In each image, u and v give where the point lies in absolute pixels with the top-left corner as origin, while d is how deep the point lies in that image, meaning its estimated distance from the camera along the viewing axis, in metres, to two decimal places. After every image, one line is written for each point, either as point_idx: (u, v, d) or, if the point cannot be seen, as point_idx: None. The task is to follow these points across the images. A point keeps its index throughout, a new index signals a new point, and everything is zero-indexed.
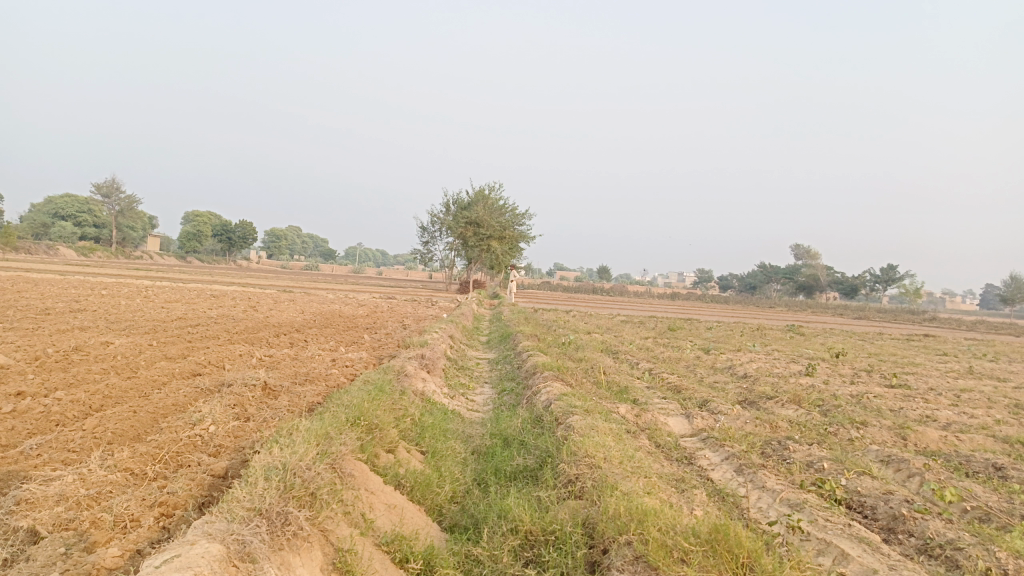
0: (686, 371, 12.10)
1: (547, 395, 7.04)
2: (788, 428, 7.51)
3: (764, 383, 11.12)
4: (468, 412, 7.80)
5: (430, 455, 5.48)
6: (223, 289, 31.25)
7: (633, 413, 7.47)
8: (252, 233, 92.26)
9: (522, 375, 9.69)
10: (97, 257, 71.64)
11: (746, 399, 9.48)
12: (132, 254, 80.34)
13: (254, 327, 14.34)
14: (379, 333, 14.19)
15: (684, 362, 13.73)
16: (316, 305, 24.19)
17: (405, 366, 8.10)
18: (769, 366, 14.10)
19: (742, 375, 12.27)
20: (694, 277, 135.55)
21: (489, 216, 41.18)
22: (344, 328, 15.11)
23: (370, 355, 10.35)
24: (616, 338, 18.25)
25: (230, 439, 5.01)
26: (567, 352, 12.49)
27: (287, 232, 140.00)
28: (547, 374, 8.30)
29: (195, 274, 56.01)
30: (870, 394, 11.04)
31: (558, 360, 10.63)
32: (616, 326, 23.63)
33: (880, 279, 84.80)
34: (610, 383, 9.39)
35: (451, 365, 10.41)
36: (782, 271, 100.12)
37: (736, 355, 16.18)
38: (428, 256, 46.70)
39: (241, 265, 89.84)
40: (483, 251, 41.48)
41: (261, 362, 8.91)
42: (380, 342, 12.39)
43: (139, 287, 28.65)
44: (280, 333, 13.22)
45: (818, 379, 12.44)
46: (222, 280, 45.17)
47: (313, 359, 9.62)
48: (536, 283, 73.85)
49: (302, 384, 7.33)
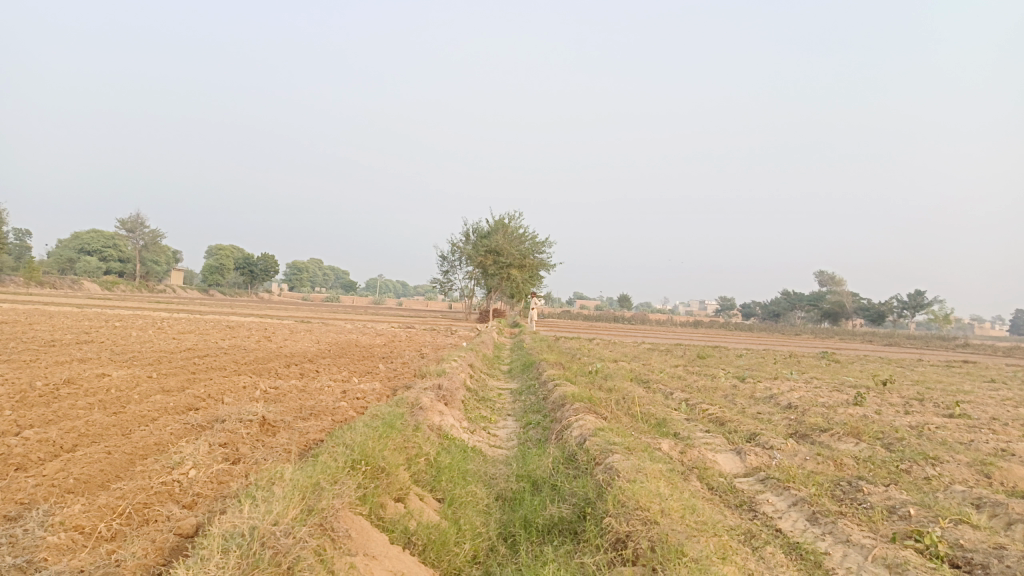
0: (725, 402, 11.19)
1: (580, 430, 6.21)
2: (855, 466, 6.60)
3: (813, 414, 10.19)
4: (490, 449, 6.98)
5: (446, 503, 4.68)
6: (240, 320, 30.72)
7: (677, 449, 6.61)
8: (273, 265, 92.62)
9: (548, 406, 8.87)
10: (120, 291, 72.07)
11: (797, 433, 8.56)
12: (155, 287, 80.81)
13: (264, 357, 13.64)
14: (395, 362, 13.44)
15: (720, 390, 12.82)
16: (333, 335, 23.50)
17: (421, 397, 7.33)
18: (812, 395, 13.14)
19: (786, 404, 11.32)
20: (716, 305, 133.93)
21: (509, 245, 40.56)
22: (359, 358, 14.39)
23: (385, 386, 9.59)
24: (644, 366, 17.35)
25: (211, 486, 4.25)
26: (595, 381, 11.65)
27: (308, 265, 140.74)
28: (579, 406, 7.47)
29: (216, 306, 55.94)
30: (930, 424, 10.05)
31: (587, 390, 9.81)
32: (642, 354, 22.71)
33: (908, 304, 82.88)
34: (646, 415, 8.53)
35: (471, 397, 9.62)
36: (806, 298, 98.36)
37: (775, 383, 15.20)
38: (448, 286, 46.11)
39: (261, 297, 89.95)
40: (503, 280, 40.78)
41: (265, 395, 8.17)
42: (396, 372, 11.64)
43: (155, 319, 28.19)
44: (291, 363, 12.51)
45: (869, 408, 11.46)
46: (241, 312, 44.81)
47: (322, 390, 8.88)
48: (556, 312, 72.96)
49: (305, 419, 6.57)
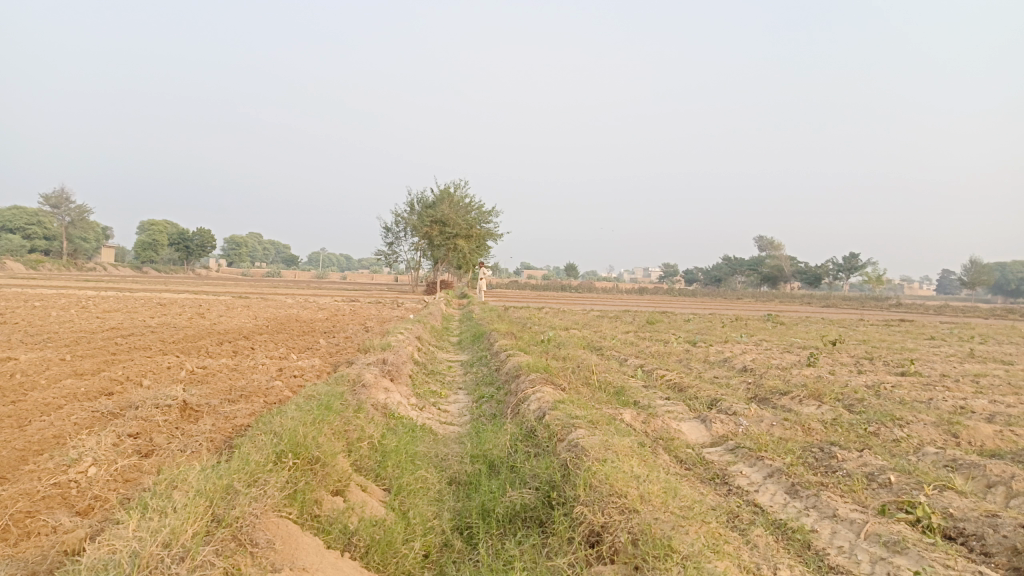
0: (681, 367, 10.93)
1: (538, 403, 5.76)
2: (823, 430, 6.31)
3: (771, 377, 9.96)
4: (441, 426, 6.47)
5: (393, 492, 4.16)
6: (174, 297, 29.32)
7: (640, 419, 6.21)
8: (211, 241, 89.54)
9: (502, 379, 8.37)
10: (46, 270, 68.61)
11: (757, 397, 8.31)
12: (85, 265, 77.21)
13: (196, 335, 12.77)
14: (338, 336, 12.75)
15: (674, 356, 12.55)
16: (273, 310, 22.53)
17: (363, 372, 6.73)
18: (765, 358, 12.99)
19: (742, 368, 11.13)
20: (660, 272, 135.84)
21: (455, 214, 39.76)
22: (300, 334, 13.64)
23: (326, 362, 8.94)
24: (595, 333, 17.03)
25: (114, 488, 3.63)
26: (548, 350, 11.21)
27: (248, 240, 136.89)
28: (535, 377, 6.99)
29: (150, 283, 53.72)
30: (886, 383, 9.95)
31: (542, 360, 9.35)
32: (593, 321, 22.47)
33: (844, 267, 85.29)
34: (604, 384, 8.12)
35: (420, 371, 9.06)
36: (747, 263, 100.32)
37: (727, 346, 15.05)
38: (393, 258, 45.12)
39: (199, 274, 86.90)
40: (449, 250, 40.02)
41: (191, 377, 7.45)
42: (339, 347, 10.97)
43: (82, 298, 26.62)
44: (225, 341, 11.71)
45: (823, 369, 11.35)
46: (177, 289, 42.98)
47: (256, 369, 8.19)
48: (504, 282, 72.60)
49: (234, 402, 5.93)
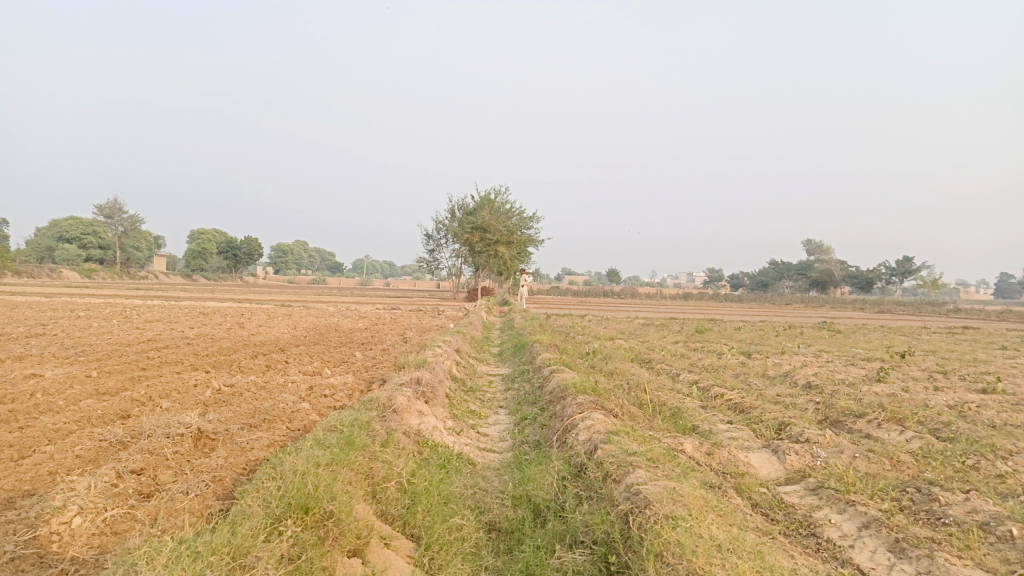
0: (738, 383, 10.14)
1: (589, 433, 5.12)
2: (914, 463, 5.52)
3: (840, 395, 9.11)
4: (480, 455, 5.88)
5: (423, 546, 3.57)
6: (218, 306, 29.40)
7: (703, 450, 5.51)
8: (257, 249, 90.93)
9: (546, 398, 7.73)
10: (100, 278, 70.38)
11: (829, 420, 7.51)
12: (136, 274, 79.06)
13: (232, 347, 12.44)
14: (374, 349, 12.26)
15: (730, 370, 11.74)
16: (313, 319, 22.26)
17: (395, 394, 6.15)
18: (828, 372, 12.09)
19: (805, 384, 10.29)
20: (704, 277, 133.50)
21: (496, 221, 39.31)
22: (336, 345, 13.20)
23: (359, 379, 8.43)
24: (643, 344, 16.26)
25: (98, 546, 3.10)
26: (595, 365, 10.54)
27: (293, 248, 138.94)
28: (583, 399, 6.34)
29: (197, 291, 54.52)
30: (970, 403, 9.01)
31: (589, 377, 8.69)
32: (638, 330, 21.68)
33: (897, 271, 82.29)
34: (658, 406, 7.44)
35: (458, 388, 8.47)
36: (795, 267, 97.72)
37: (785, 359, 14.13)
38: (434, 265, 44.86)
39: (245, 281, 88.22)
40: (490, 257, 39.56)
41: (215, 397, 6.98)
42: (375, 361, 10.48)
43: (128, 307, 26.84)
44: (259, 354, 11.31)
45: (895, 386, 10.43)
46: (223, 297, 43.35)
47: (285, 387, 7.69)
48: (545, 288, 71.81)
49: (254, 429, 5.42)
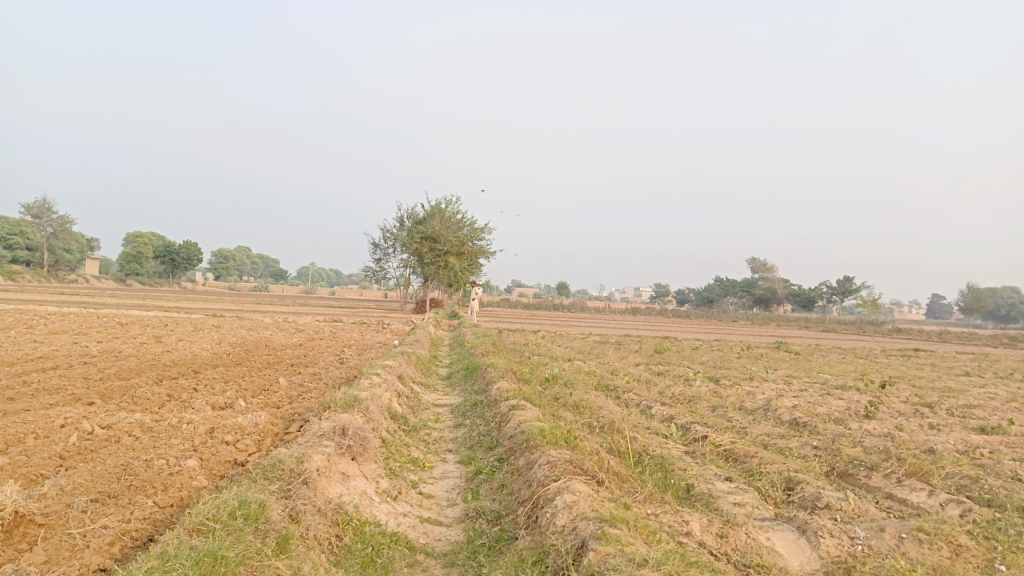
0: (720, 420, 8.96)
1: (571, 516, 3.78)
2: (979, 549, 4.33)
3: (838, 438, 7.97)
4: (424, 534, 4.48)
5: None
6: (143, 315, 27.11)
7: (713, 531, 4.22)
8: (197, 254, 87.31)
9: (505, 444, 6.34)
10: (23, 281, 66.06)
11: (840, 475, 6.36)
12: (65, 277, 74.66)
13: (136, 368, 10.69)
14: (304, 373, 10.67)
15: (704, 402, 10.53)
16: (244, 333, 20.39)
17: (311, 449, 4.68)
18: (808, 405, 11.01)
19: (792, 422, 9.19)
20: (651, 292, 134.31)
21: (446, 231, 37.89)
22: (262, 368, 11.56)
23: (275, 418, 6.88)
24: (603, 367, 15.00)
25: None
26: (558, 397, 9.20)
27: (236, 254, 134.78)
28: (556, 456, 4.97)
29: (129, 297, 51.53)
30: (979, 447, 7.99)
31: (554, 417, 7.34)
32: (595, 349, 20.51)
33: (837, 290, 83.62)
34: (641, 457, 6.14)
35: (398, 429, 7.01)
36: (739, 284, 98.84)
37: (756, 387, 13.07)
38: (381, 275, 43.11)
39: (182, 287, 84.33)
40: (440, 269, 38.06)
41: (78, 447, 5.37)
42: (301, 391, 8.91)
43: (41, 315, 24.38)
44: (165, 379, 9.62)
45: (889, 424, 9.41)
46: (154, 304, 40.61)
47: (178, 430, 6.11)
48: (494, 301, 70.46)
49: (108, 507, 3.91)
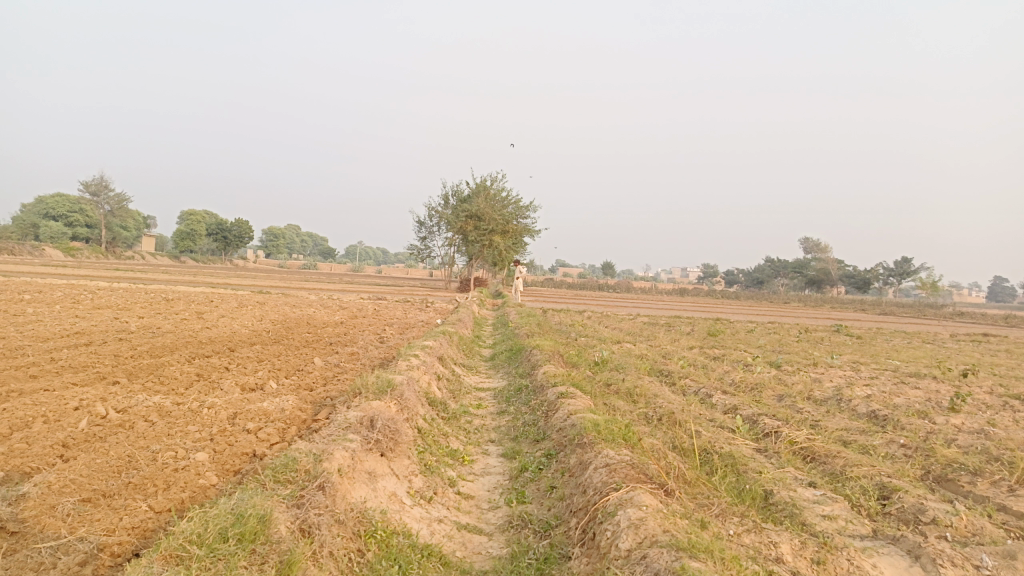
0: (789, 411, 8.14)
1: (637, 539, 3.11)
2: None
3: (928, 436, 7.08)
4: (462, 546, 3.85)
5: None
6: (191, 291, 27.18)
7: (808, 557, 3.49)
8: (248, 232, 88.58)
9: (554, 438, 5.68)
10: (81, 257, 67.84)
11: (939, 481, 5.52)
12: (121, 254, 76.52)
13: (170, 345, 10.32)
14: (341, 353, 10.17)
15: (769, 390, 9.68)
16: (287, 310, 20.11)
17: (334, 444, 4.10)
18: (884, 396, 10.06)
19: (870, 415, 8.31)
20: (699, 272, 131.72)
21: (491, 209, 37.24)
22: (299, 346, 11.10)
23: (303, 403, 6.34)
24: (655, 350, 14.19)
25: None
26: (610, 384, 8.49)
27: (285, 232, 136.71)
28: (614, 458, 4.29)
29: (180, 274, 52.32)
30: None
31: (608, 408, 6.63)
32: (645, 330, 19.67)
33: (894, 272, 80.49)
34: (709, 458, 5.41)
35: (436, 417, 6.40)
36: (791, 265, 96.04)
37: (822, 374, 12.13)
38: (425, 253, 42.75)
39: (233, 264, 85.76)
40: (484, 247, 37.49)
41: (85, 434, 4.90)
42: (335, 373, 8.38)
43: (93, 289, 24.61)
44: (197, 357, 9.21)
45: (980, 419, 8.44)
46: (204, 281, 41.09)
47: (197, 416, 5.61)
48: (539, 280, 69.75)
49: (95, 510, 3.38)
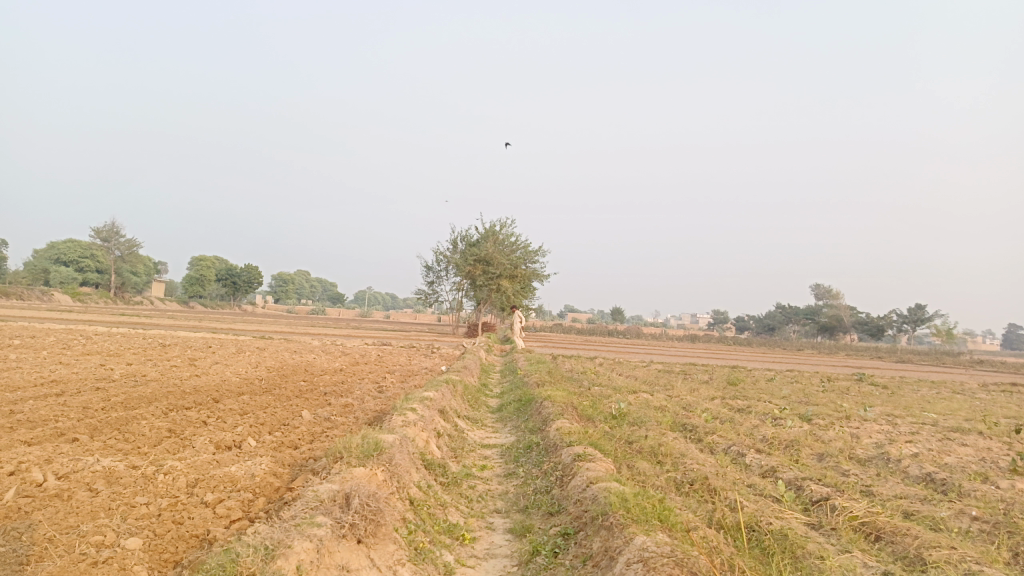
0: (834, 475, 7.21)
1: None
2: None
3: (1002, 506, 6.13)
4: None
5: None
6: (191, 336, 26.37)
7: None
8: (257, 278, 88.37)
9: (571, 513, 4.79)
10: (88, 302, 67.45)
11: None
12: (129, 298, 76.25)
13: (149, 395, 9.48)
14: (334, 404, 9.32)
15: (807, 448, 8.72)
16: (287, 356, 19.27)
17: (299, 531, 3.24)
18: (933, 455, 9.07)
19: (925, 478, 7.36)
20: (709, 319, 130.43)
21: (500, 253, 36.63)
22: (291, 397, 10.26)
23: (279, 466, 5.47)
24: (674, 401, 13.24)
25: None
26: (631, 442, 7.57)
27: (295, 278, 136.89)
28: (651, 549, 3.41)
29: (186, 319, 51.67)
30: None
31: (633, 476, 5.73)
32: (660, 379, 18.74)
33: (908, 319, 79.18)
34: (761, 544, 4.49)
35: (432, 484, 5.53)
36: (802, 311, 94.83)
37: (858, 429, 11.15)
38: (433, 298, 42.05)
39: (240, 309, 85.32)
40: (492, 292, 36.75)
41: (6, 508, 4.06)
42: (324, 429, 7.51)
43: (89, 334, 23.86)
44: (174, 409, 8.38)
45: None
46: (207, 325, 40.26)
47: (151, 484, 4.75)
48: (548, 326, 68.87)
49: None
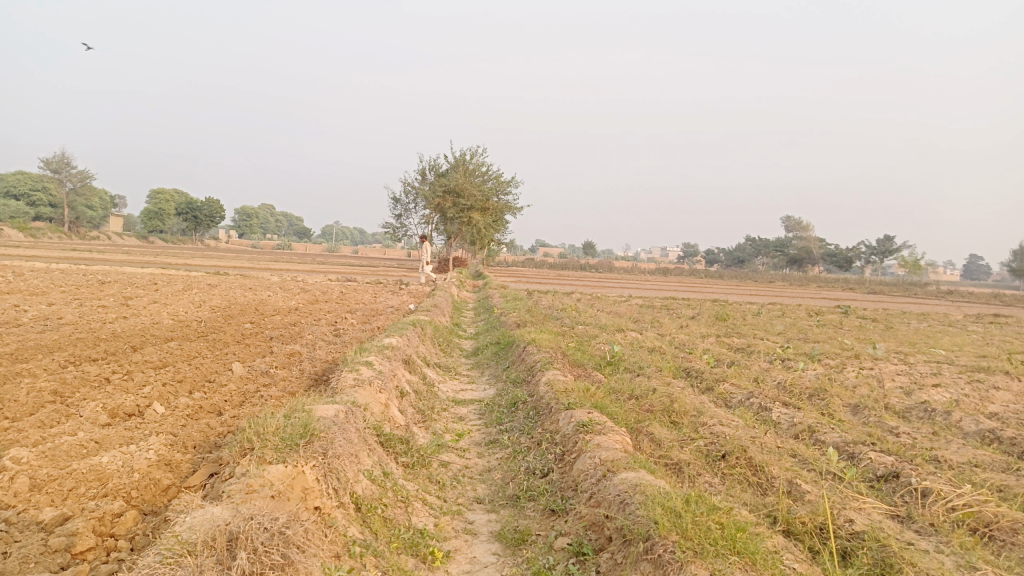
0: (885, 435, 5.93)
1: None
2: None
3: None
4: None
5: None
6: (138, 272, 24.32)
7: None
8: (219, 212, 85.02)
9: (585, 520, 3.38)
10: (40, 237, 64.08)
11: None
12: (83, 233, 72.79)
13: (53, 343, 7.83)
14: (279, 353, 7.80)
15: (837, 399, 7.46)
16: (241, 294, 17.55)
17: None
18: (976, 403, 7.88)
19: (990, 436, 6.12)
20: (679, 253, 130.06)
21: (470, 184, 34.70)
22: (230, 342, 8.70)
23: (177, 450, 3.97)
24: (668, 341, 11.94)
25: None
26: (639, 400, 6.18)
27: (260, 212, 133.02)
28: None
29: (141, 253, 49.11)
30: None
31: (657, 459, 4.35)
32: (645, 316, 17.48)
33: (876, 251, 79.22)
34: (862, 570, 3.13)
35: (391, 471, 4.08)
36: (773, 243, 94.61)
37: (876, 372, 9.96)
38: (401, 231, 40.24)
39: (202, 244, 82.31)
40: (463, 225, 35.03)
41: None
42: (257, 389, 6.01)
43: (23, 270, 21.73)
44: (74, 361, 6.78)
45: None
46: (163, 261, 38.00)
47: None
48: (519, 260, 67.46)
49: None
